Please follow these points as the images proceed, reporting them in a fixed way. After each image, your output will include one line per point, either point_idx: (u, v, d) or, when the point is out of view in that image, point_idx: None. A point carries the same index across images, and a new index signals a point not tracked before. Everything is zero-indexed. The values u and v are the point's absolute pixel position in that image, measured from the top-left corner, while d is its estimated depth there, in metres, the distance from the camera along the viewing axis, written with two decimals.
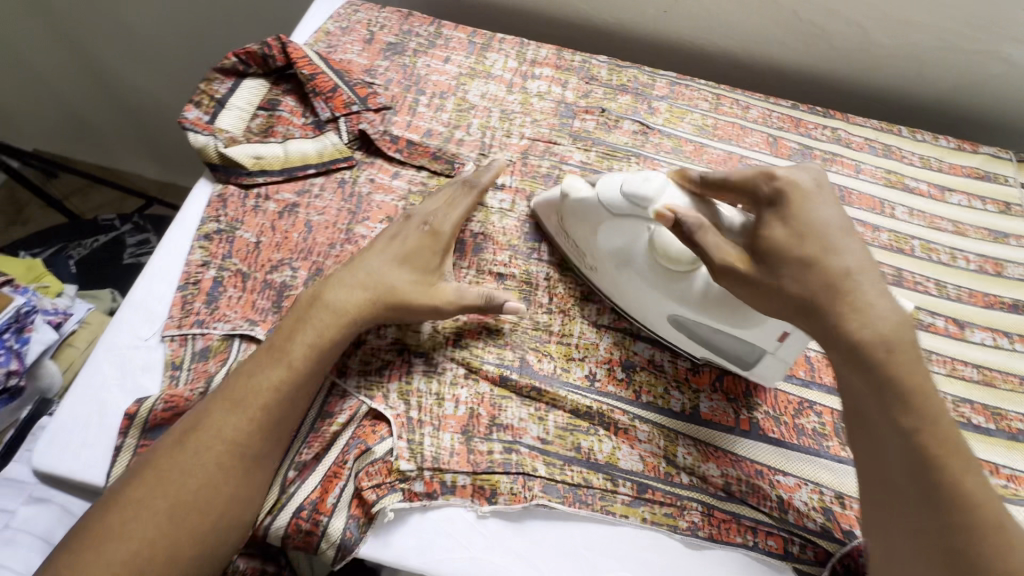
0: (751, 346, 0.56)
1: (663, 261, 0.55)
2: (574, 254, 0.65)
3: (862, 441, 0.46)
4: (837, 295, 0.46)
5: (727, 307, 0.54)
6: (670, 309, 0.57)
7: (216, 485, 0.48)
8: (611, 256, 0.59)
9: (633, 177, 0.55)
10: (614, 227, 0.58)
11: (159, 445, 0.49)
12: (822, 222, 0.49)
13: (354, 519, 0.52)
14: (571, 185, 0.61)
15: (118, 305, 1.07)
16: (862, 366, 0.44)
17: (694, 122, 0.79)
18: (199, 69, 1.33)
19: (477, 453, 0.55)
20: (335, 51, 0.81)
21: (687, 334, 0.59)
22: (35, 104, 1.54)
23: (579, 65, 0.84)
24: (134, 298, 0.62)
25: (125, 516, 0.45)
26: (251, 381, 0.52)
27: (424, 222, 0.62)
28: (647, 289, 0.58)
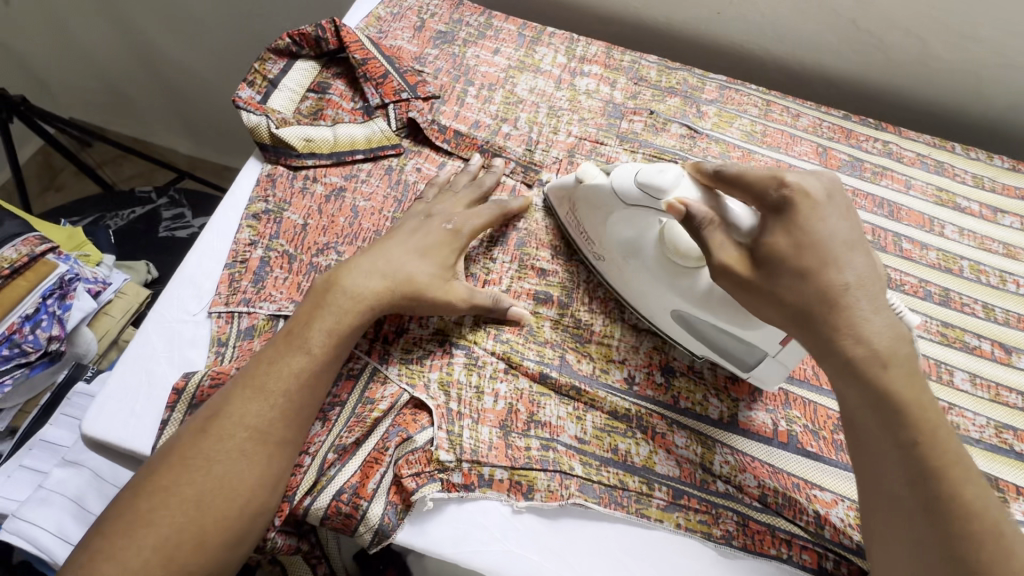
0: (749, 346, 0.55)
1: (671, 255, 0.55)
2: (583, 245, 0.65)
3: (859, 453, 0.46)
4: (831, 308, 0.44)
5: (728, 304, 0.53)
6: (672, 304, 0.57)
7: (241, 472, 0.48)
8: (621, 245, 0.60)
9: (649, 168, 0.54)
10: (624, 218, 0.59)
11: (185, 432, 0.50)
12: (826, 234, 0.46)
13: (392, 506, 0.53)
14: (586, 172, 0.61)
15: (153, 277, 1.09)
16: (859, 380, 0.44)
17: (742, 128, 0.78)
18: (239, 47, 1.34)
19: (515, 448, 0.56)
20: (385, 37, 0.81)
21: (685, 331, 0.59)
22: (75, 73, 1.56)
23: (629, 64, 0.83)
24: (185, 273, 0.63)
25: (155, 502, 0.46)
26: (273, 365, 0.52)
27: (447, 221, 0.62)
28: (652, 281, 0.58)
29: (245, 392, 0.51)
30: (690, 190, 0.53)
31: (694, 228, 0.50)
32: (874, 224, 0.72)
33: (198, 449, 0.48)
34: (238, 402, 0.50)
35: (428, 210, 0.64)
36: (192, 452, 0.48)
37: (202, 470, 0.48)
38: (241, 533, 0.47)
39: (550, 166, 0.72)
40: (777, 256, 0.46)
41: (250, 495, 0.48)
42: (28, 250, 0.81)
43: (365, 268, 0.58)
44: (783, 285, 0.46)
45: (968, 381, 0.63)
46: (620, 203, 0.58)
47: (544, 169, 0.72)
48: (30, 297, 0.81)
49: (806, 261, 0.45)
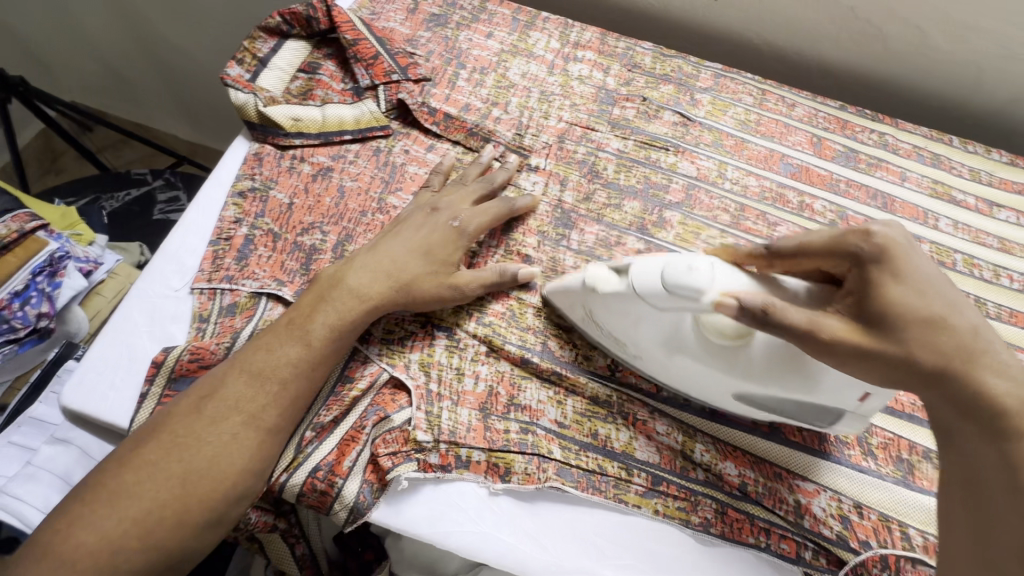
0: (824, 409, 0.52)
1: (718, 339, 0.50)
2: (608, 342, 0.58)
3: (974, 513, 0.42)
4: (970, 357, 0.43)
5: (801, 376, 0.49)
6: (734, 388, 0.52)
7: (226, 451, 0.48)
8: (658, 342, 0.53)
9: (675, 268, 0.47)
10: (656, 320, 0.52)
11: (176, 409, 0.50)
12: (944, 286, 0.46)
13: (368, 485, 0.53)
14: (593, 275, 0.53)
15: (144, 259, 1.09)
16: (998, 435, 0.41)
17: (736, 116, 0.77)
18: (238, 32, 1.33)
19: (494, 431, 0.55)
20: (378, 19, 0.81)
21: (751, 405, 0.55)
22: (75, 55, 1.56)
23: (623, 51, 0.82)
24: (168, 249, 0.62)
25: (140, 475, 0.46)
26: (270, 351, 0.52)
27: (453, 218, 0.61)
28: (704, 368, 0.52)
29: (245, 372, 0.51)
30: (729, 279, 0.47)
31: (756, 321, 0.45)
32: (867, 216, 0.71)
33: (188, 430, 0.48)
34: (239, 384, 0.51)
35: (433, 203, 0.62)
36: (185, 430, 0.48)
37: (192, 447, 0.48)
38: (222, 513, 0.48)
39: (539, 151, 0.71)
40: (896, 301, 0.44)
41: (238, 475, 0.48)
42: (19, 227, 0.83)
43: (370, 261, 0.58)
44: (914, 328, 0.43)
45: None
46: (650, 309, 0.50)
47: (534, 154, 0.71)
48: (20, 274, 0.81)
49: (937, 306, 0.44)
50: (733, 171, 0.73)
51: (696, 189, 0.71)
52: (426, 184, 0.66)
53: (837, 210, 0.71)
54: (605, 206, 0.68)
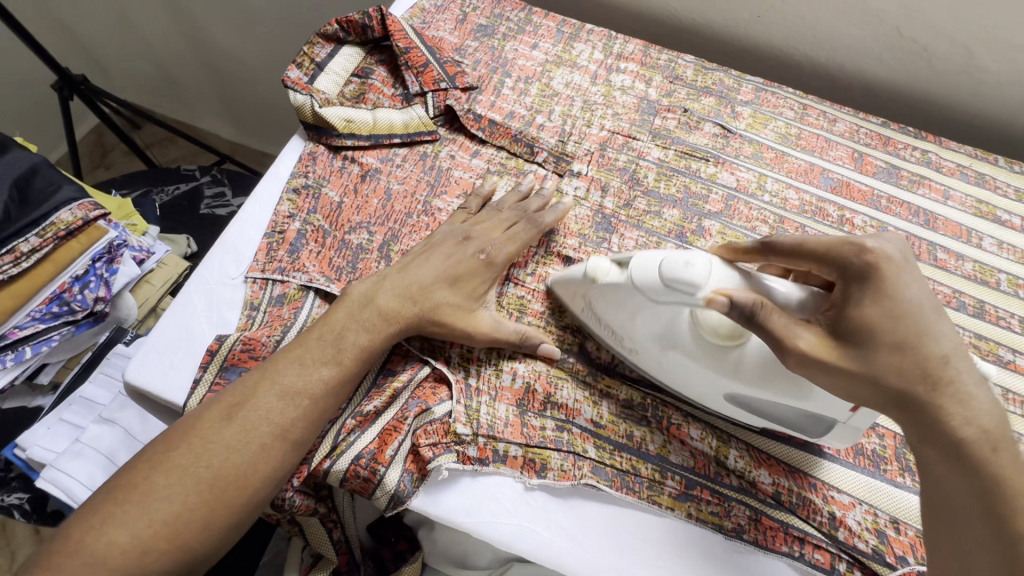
0: (816, 418, 0.51)
1: (711, 338, 0.50)
2: (609, 338, 0.59)
3: (945, 537, 0.42)
4: (936, 384, 0.43)
5: (788, 382, 0.48)
6: (726, 388, 0.52)
7: (276, 435, 0.51)
8: (656, 338, 0.54)
9: (673, 259, 0.49)
10: (653, 312, 0.53)
11: (206, 414, 0.51)
12: (911, 303, 0.45)
13: (409, 473, 0.54)
14: (595, 266, 0.55)
15: (192, 251, 1.14)
16: (964, 460, 0.42)
17: (777, 130, 0.78)
18: (285, 39, 1.38)
19: (530, 427, 0.57)
20: (428, 28, 0.84)
21: (744, 408, 0.54)
22: (132, 55, 1.64)
23: (665, 63, 0.83)
24: (227, 239, 0.66)
25: (171, 478, 0.48)
26: (299, 362, 0.54)
27: (481, 250, 0.61)
28: (700, 369, 0.53)
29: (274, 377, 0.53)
30: (726, 278, 0.49)
31: (744, 317, 0.46)
32: (907, 232, 0.71)
33: (239, 414, 0.51)
34: (275, 385, 0.53)
35: (466, 232, 0.63)
36: (215, 432, 0.50)
37: (235, 437, 0.50)
38: (242, 516, 0.50)
39: (581, 158, 0.73)
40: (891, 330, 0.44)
41: (278, 465, 0.51)
42: (83, 215, 0.85)
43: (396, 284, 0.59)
44: (906, 363, 0.44)
45: (999, 396, 0.61)
46: (646, 302, 0.52)
47: (576, 160, 0.73)
48: (81, 260, 0.87)
49: (903, 333, 0.44)
50: (773, 183, 0.73)
51: (736, 200, 0.71)
52: (463, 207, 0.67)
53: (878, 225, 0.71)
54: (644, 213, 0.69)
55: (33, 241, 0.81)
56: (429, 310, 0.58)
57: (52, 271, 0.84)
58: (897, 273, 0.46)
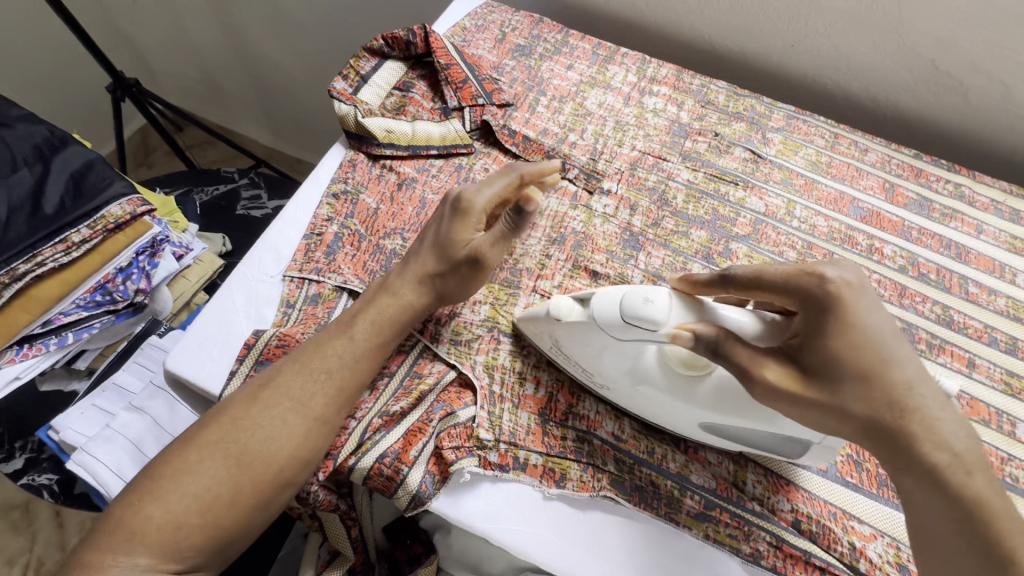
0: (791, 440, 0.51)
1: (680, 369, 0.50)
2: (576, 370, 0.58)
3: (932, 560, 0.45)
4: (904, 412, 0.44)
5: (760, 413, 0.49)
6: (700, 419, 0.52)
7: (304, 427, 0.53)
8: (625, 373, 0.53)
9: (633, 296, 0.48)
10: (619, 351, 0.52)
11: (236, 396, 0.55)
12: (875, 329, 0.46)
13: (430, 475, 0.55)
14: (558, 305, 0.53)
15: (227, 249, 1.18)
16: (943, 488, 0.44)
17: (807, 157, 0.79)
18: (326, 51, 1.43)
19: (552, 437, 0.58)
20: (468, 45, 0.87)
21: (719, 435, 0.54)
22: (181, 62, 1.72)
23: (698, 88, 0.84)
24: (268, 238, 0.68)
25: (202, 454, 0.52)
26: (326, 358, 0.56)
27: (457, 201, 0.60)
28: (672, 401, 0.52)
29: (306, 369, 0.55)
30: (686, 312, 0.48)
31: (709, 350, 0.46)
32: (938, 265, 0.71)
33: (270, 402, 0.54)
34: (308, 377, 0.55)
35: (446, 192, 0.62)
36: (247, 418, 0.53)
37: (266, 423, 0.53)
38: (268, 502, 0.52)
39: (611, 176, 0.75)
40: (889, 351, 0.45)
41: (305, 455, 0.53)
42: (132, 210, 0.90)
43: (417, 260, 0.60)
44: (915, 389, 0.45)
45: None
46: (608, 339, 0.51)
47: (606, 179, 0.74)
48: (126, 252, 0.92)
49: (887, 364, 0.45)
50: (802, 210, 0.74)
51: (764, 224, 0.72)
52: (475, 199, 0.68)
53: (908, 256, 0.71)
54: (672, 233, 0.70)
55: (84, 232, 0.85)
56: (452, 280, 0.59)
57: (99, 262, 0.89)
58: (858, 301, 0.46)
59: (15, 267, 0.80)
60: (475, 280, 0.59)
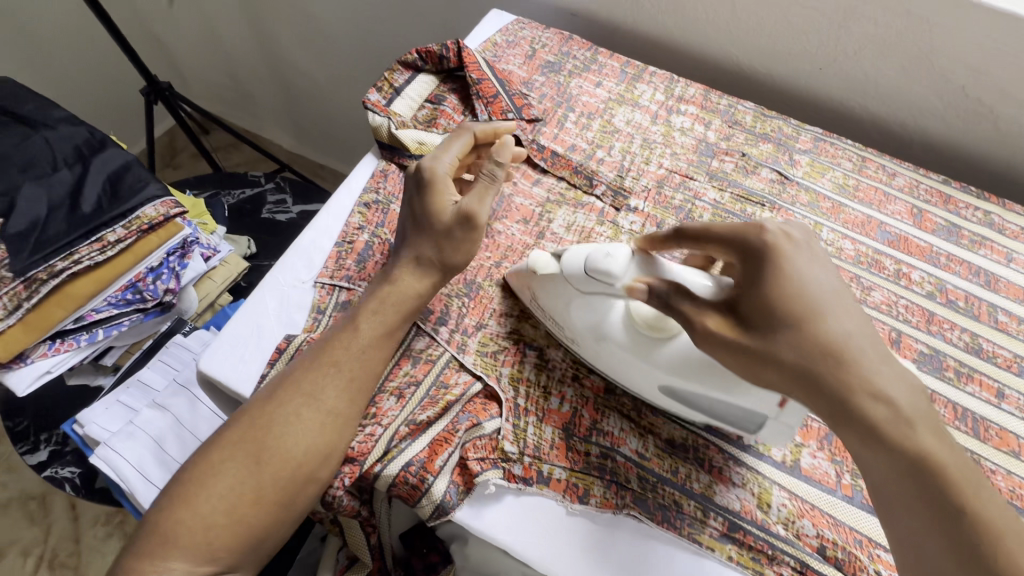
0: (749, 412, 0.53)
1: (643, 325, 0.54)
2: (552, 327, 0.62)
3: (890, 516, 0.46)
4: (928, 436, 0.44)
5: (717, 376, 0.51)
6: (659, 380, 0.54)
7: (333, 432, 0.54)
8: (591, 329, 0.57)
9: (596, 252, 0.54)
10: (587, 303, 0.57)
11: (265, 400, 0.55)
12: (815, 283, 0.48)
13: (455, 485, 0.55)
14: (536, 258, 0.59)
15: (251, 252, 1.20)
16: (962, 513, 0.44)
17: (834, 180, 0.79)
18: (353, 61, 1.45)
19: (576, 452, 0.58)
20: (499, 61, 0.88)
21: (679, 402, 0.56)
22: (211, 68, 1.77)
23: (725, 108, 0.85)
24: (301, 244, 0.70)
25: (234, 455, 0.53)
26: (356, 365, 0.57)
27: (423, 174, 0.63)
28: (633, 360, 0.55)
29: (335, 372, 0.56)
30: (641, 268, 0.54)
31: (663, 302, 0.51)
32: (966, 292, 0.71)
33: (299, 406, 0.54)
34: (338, 382, 0.56)
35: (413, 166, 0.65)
36: (279, 422, 0.54)
37: (297, 428, 0.53)
38: (296, 505, 0.53)
39: (638, 194, 0.75)
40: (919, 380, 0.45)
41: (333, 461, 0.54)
42: (164, 211, 0.92)
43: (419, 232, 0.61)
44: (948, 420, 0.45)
45: None
46: (574, 291, 0.57)
47: (633, 196, 0.75)
48: (157, 253, 0.95)
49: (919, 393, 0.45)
50: (828, 233, 0.74)
51: None
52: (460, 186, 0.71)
53: (936, 282, 0.71)
54: None
55: (119, 232, 0.88)
56: (446, 245, 0.60)
57: (132, 261, 0.91)
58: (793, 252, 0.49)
59: (54, 264, 0.83)
60: (468, 240, 0.60)
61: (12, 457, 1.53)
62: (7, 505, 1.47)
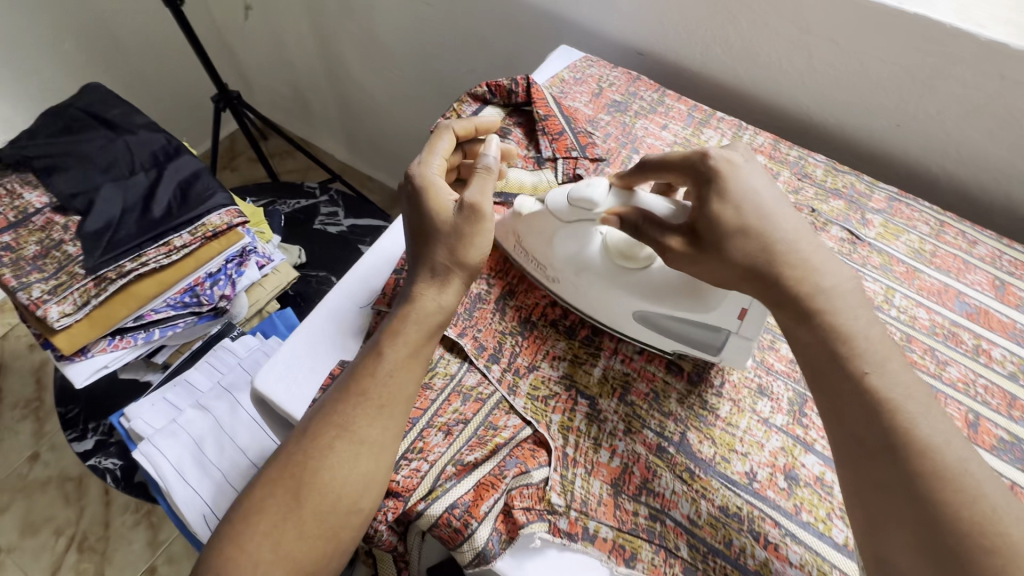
0: (713, 328, 0.60)
1: (620, 254, 0.62)
2: (533, 270, 0.68)
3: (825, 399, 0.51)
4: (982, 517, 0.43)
5: (685, 288, 0.59)
6: (633, 305, 0.61)
7: (380, 465, 0.54)
8: (572, 258, 0.64)
9: (577, 186, 0.60)
10: (569, 235, 0.63)
11: (315, 426, 0.55)
12: (754, 194, 0.55)
13: (497, 533, 0.54)
14: (522, 205, 0.66)
15: (301, 261, 1.23)
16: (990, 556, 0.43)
17: (909, 243, 0.75)
18: (414, 83, 1.48)
19: (624, 511, 0.56)
20: (565, 97, 0.88)
21: (650, 327, 0.62)
22: (277, 79, 1.84)
23: (795, 159, 0.83)
24: (360, 270, 0.71)
25: (283, 479, 0.53)
26: (408, 398, 0.57)
27: (418, 182, 0.63)
28: (609, 288, 0.62)
29: (386, 404, 0.55)
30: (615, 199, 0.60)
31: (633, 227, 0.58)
32: None
33: (347, 436, 0.54)
34: (388, 415, 0.55)
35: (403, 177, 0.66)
36: (328, 450, 0.53)
37: (345, 457, 0.53)
38: (339, 539, 0.52)
39: None
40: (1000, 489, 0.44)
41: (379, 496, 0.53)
42: (228, 220, 0.95)
43: (431, 238, 0.60)
44: None
45: None
46: (559, 224, 0.63)
47: None
48: (217, 259, 0.97)
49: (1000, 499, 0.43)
50: (901, 299, 0.71)
51: None
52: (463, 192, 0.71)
53: (1018, 362, 0.66)
54: None
55: (185, 237, 0.91)
56: (458, 243, 0.59)
57: (193, 266, 0.94)
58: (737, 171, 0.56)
59: (123, 264, 0.87)
60: (477, 233, 0.59)
61: (55, 436, 1.58)
62: (46, 482, 1.52)
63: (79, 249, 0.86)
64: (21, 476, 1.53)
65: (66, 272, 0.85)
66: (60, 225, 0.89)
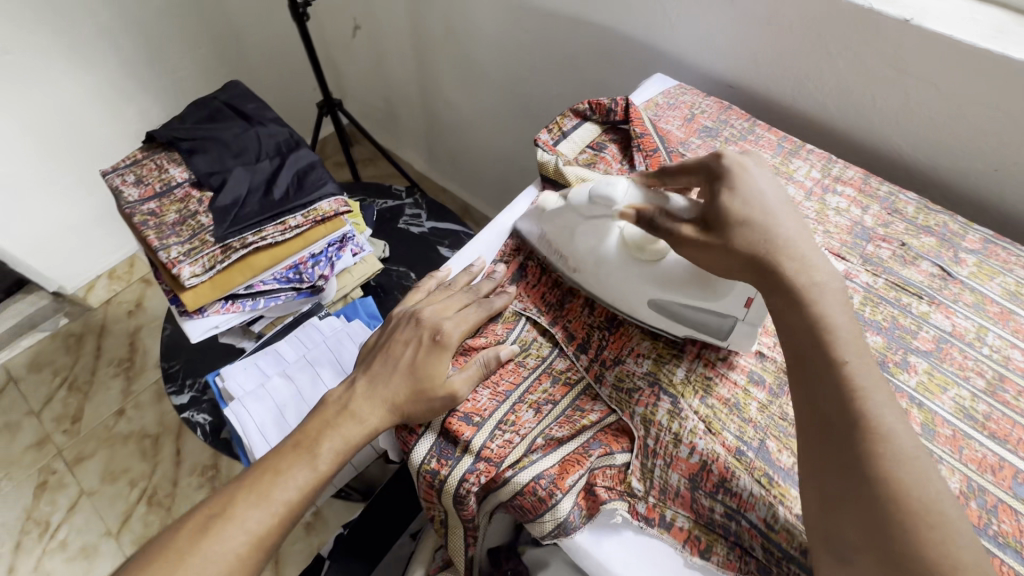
0: (720, 318, 0.63)
1: (637, 246, 0.66)
2: (558, 262, 0.73)
3: (800, 380, 0.53)
4: None
5: (698, 281, 0.62)
6: (648, 292, 0.65)
7: None
8: (591, 253, 0.68)
9: (598, 183, 0.65)
10: (590, 228, 0.68)
11: None
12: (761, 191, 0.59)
13: (578, 508, 0.59)
14: (545, 200, 0.73)
15: (385, 255, 1.32)
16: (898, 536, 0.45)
17: (1005, 285, 0.75)
18: (502, 103, 1.58)
19: (700, 505, 0.59)
20: (659, 120, 0.94)
21: (668, 318, 0.66)
22: (373, 93, 2.00)
23: (885, 195, 0.84)
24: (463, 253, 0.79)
25: None
26: None
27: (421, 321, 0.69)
28: (630, 275, 0.66)
29: None
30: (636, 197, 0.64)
31: (648, 223, 0.61)
32: None
33: None
34: None
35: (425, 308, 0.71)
36: None
37: None
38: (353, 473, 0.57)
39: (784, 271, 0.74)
40: None
41: None
42: (336, 208, 1.05)
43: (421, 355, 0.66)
44: None
45: None
46: (579, 219, 0.69)
47: None
48: (321, 242, 1.07)
49: None
50: (994, 338, 0.70)
51: (948, 344, 0.70)
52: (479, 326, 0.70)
53: None
54: None
55: (299, 219, 1.02)
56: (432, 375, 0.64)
57: (302, 245, 1.04)
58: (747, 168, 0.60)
59: (246, 237, 0.98)
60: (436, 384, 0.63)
61: (141, 396, 1.73)
62: (128, 437, 1.66)
63: (211, 220, 0.98)
64: (107, 429, 1.67)
65: (198, 238, 0.97)
66: (197, 198, 1.01)
